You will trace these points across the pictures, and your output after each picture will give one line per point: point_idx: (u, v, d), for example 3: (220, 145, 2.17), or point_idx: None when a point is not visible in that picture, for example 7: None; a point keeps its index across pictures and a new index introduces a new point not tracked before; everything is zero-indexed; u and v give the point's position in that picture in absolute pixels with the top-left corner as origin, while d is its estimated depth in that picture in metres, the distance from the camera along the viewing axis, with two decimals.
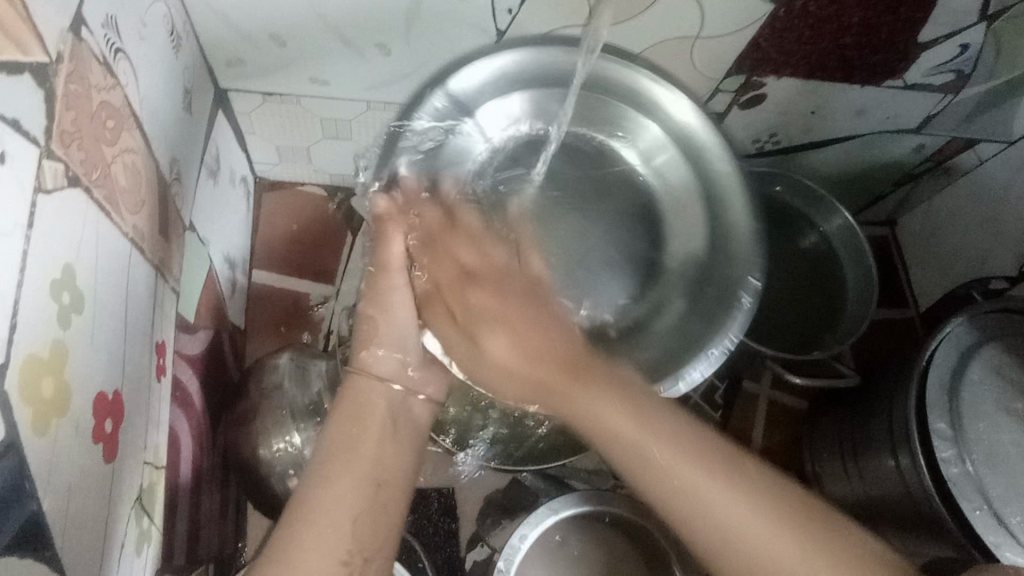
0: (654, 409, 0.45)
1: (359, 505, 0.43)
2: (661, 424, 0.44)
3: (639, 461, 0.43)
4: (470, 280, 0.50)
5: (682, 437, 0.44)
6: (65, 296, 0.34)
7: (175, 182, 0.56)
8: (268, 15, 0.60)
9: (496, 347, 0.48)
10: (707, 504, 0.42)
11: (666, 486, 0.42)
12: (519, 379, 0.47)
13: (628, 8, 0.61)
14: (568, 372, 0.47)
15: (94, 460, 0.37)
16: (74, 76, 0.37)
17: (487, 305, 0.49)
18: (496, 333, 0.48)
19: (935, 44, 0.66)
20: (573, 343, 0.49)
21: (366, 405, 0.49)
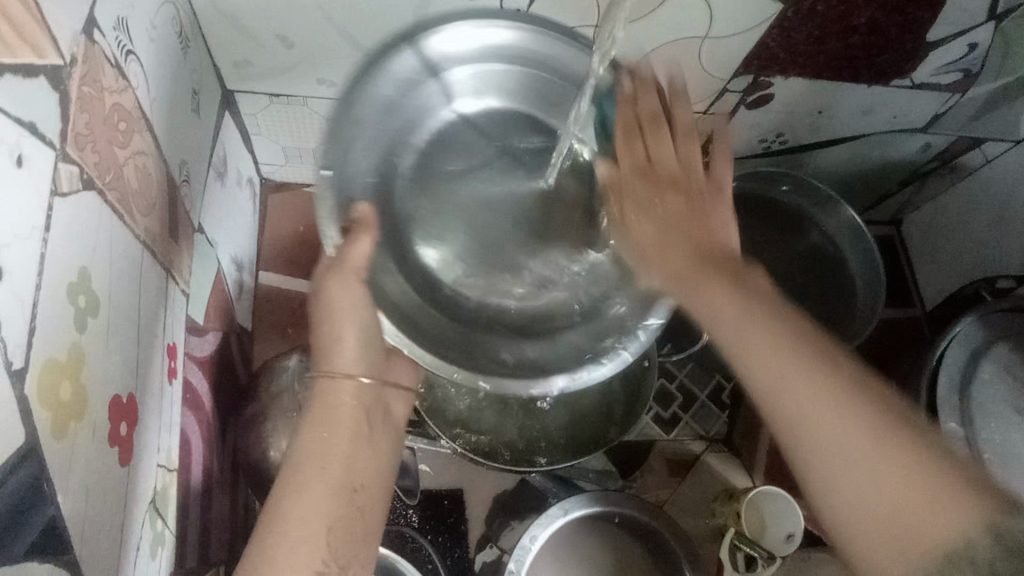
0: (806, 352, 0.37)
1: (333, 512, 0.41)
2: (814, 355, 0.37)
3: (738, 339, 0.39)
4: (659, 121, 0.48)
5: (781, 325, 0.39)
6: (81, 300, 0.34)
7: (184, 184, 0.56)
8: (276, 16, 0.60)
9: (649, 172, 0.48)
10: (804, 412, 0.35)
11: (766, 373, 0.37)
12: (655, 245, 0.46)
13: (638, 9, 0.61)
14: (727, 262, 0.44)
15: (110, 463, 0.37)
16: (87, 78, 0.37)
17: (648, 209, 0.47)
18: (638, 181, 0.48)
19: (943, 43, 0.66)
20: (717, 229, 0.47)
21: (335, 404, 0.47)
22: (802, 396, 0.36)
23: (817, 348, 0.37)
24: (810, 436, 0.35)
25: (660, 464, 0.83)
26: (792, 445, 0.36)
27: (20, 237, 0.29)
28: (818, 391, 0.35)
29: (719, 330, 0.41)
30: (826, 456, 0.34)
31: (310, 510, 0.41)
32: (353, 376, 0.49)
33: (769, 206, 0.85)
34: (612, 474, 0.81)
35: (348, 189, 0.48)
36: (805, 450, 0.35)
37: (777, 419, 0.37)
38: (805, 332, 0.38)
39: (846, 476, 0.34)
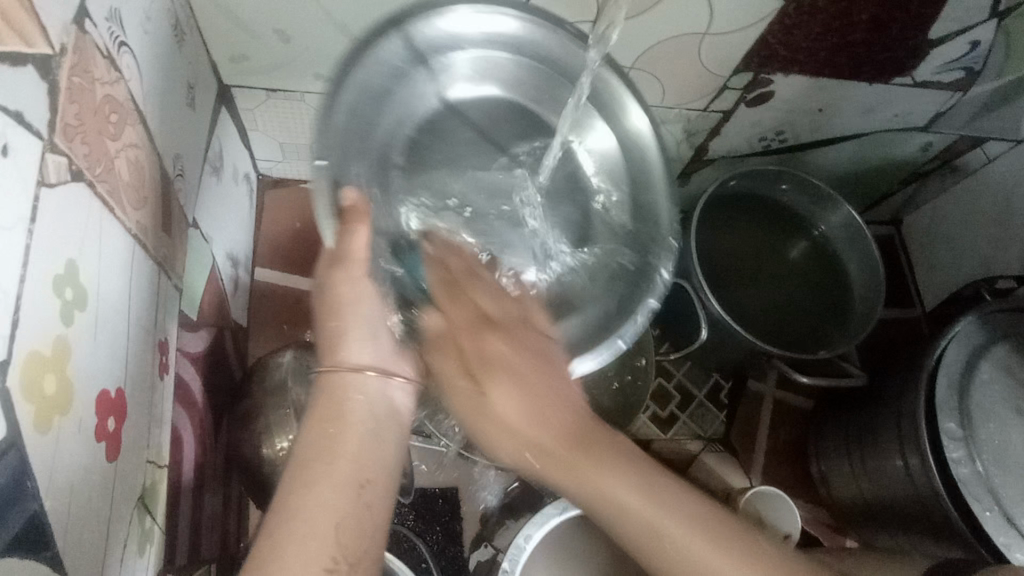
0: (609, 449, 0.43)
1: (340, 510, 0.39)
2: (606, 449, 0.44)
3: (571, 463, 0.43)
4: (490, 378, 0.45)
5: (605, 445, 0.44)
6: (68, 292, 0.33)
7: (178, 179, 0.55)
8: (273, 10, 0.59)
9: (506, 411, 0.44)
10: (617, 504, 0.42)
11: (564, 469, 0.43)
12: (529, 428, 0.44)
13: (637, 4, 0.60)
14: (579, 445, 0.43)
15: (97, 459, 0.37)
16: (78, 69, 0.37)
17: (505, 392, 0.44)
18: (504, 395, 0.44)
19: (945, 41, 0.66)
20: (580, 409, 0.46)
21: (339, 396, 0.45)
22: (602, 498, 0.42)
23: (631, 452, 0.44)
24: (668, 537, 0.41)
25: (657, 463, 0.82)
26: (633, 543, 0.42)
27: (6, 227, 0.28)
28: (621, 482, 0.42)
29: (534, 442, 0.44)
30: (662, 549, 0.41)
31: (311, 514, 0.38)
32: (359, 368, 0.46)
33: (768, 205, 0.85)
34: None
35: (342, 176, 0.51)
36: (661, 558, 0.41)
37: (573, 489, 0.43)
38: (604, 436, 0.45)
39: (670, 547, 0.40)
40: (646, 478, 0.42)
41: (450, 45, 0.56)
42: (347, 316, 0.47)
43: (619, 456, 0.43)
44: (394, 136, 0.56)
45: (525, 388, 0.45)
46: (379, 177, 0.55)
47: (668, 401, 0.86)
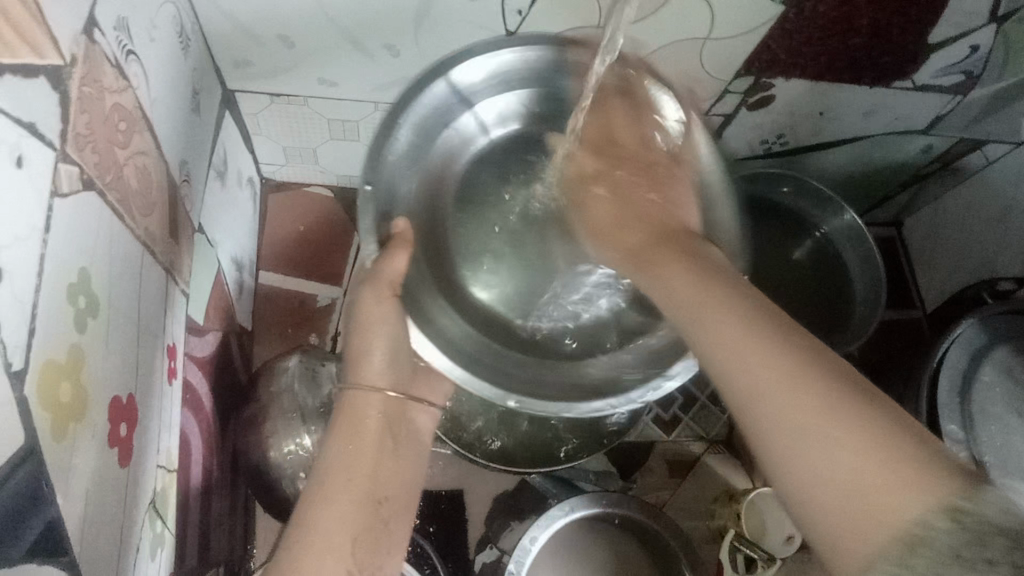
0: (813, 364, 0.35)
1: (360, 523, 0.43)
2: (761, 324, 0.38)
3: (695, 317, 0.41)
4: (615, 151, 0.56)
5: (774, 329, 0.38)
6: (80, 301, 0.34)
7: (184, 184, 0.56)
8: (277, 16, 0.60)
9: (597, 204, 0.56)
10: (779, 414, 0.35)
11: (691, 309, 0.42)
12: (607, 219, 0.55)
13: (640, 10, 0.60)
14: (671, 240, 0.49)
15: (110, 464, 0.37)
16: (89, 78, 0.37)
17: (619, 231, 0.53)
18: (600, 205, 0.55)
19: (945, 45, 0.66)
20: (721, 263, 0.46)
21: (360, 416, 0.49)
22: (779, 417, 0.35)
23: (843, 377, 0.35)
24: (794, 431, 0.34)
25: (660, 465, 0.83)
26: (735, 400, 0.37)
27: (20, 238, 0.29)
28: (834, 418, 0.33)
29: (675, 292, 0.44)
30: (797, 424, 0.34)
31: (340, 523, 0.42)
32: (378, 388, 0.51)
33: (770, 207, 0.85)
34: (612, 474, 0.81)
35: (389, 205, 0.53)
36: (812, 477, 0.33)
37: (730, 390, 0.37)
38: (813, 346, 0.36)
39: (813, 467, 0.33)
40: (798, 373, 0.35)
41: (484, 84, 0.55)
42: (375, 334, 0.51)
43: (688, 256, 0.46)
44: (441, 171, 0.57)
45: (652, 253, 0.49)
46: (431, 214, 0.57)
47: (671, 403, 0.85)
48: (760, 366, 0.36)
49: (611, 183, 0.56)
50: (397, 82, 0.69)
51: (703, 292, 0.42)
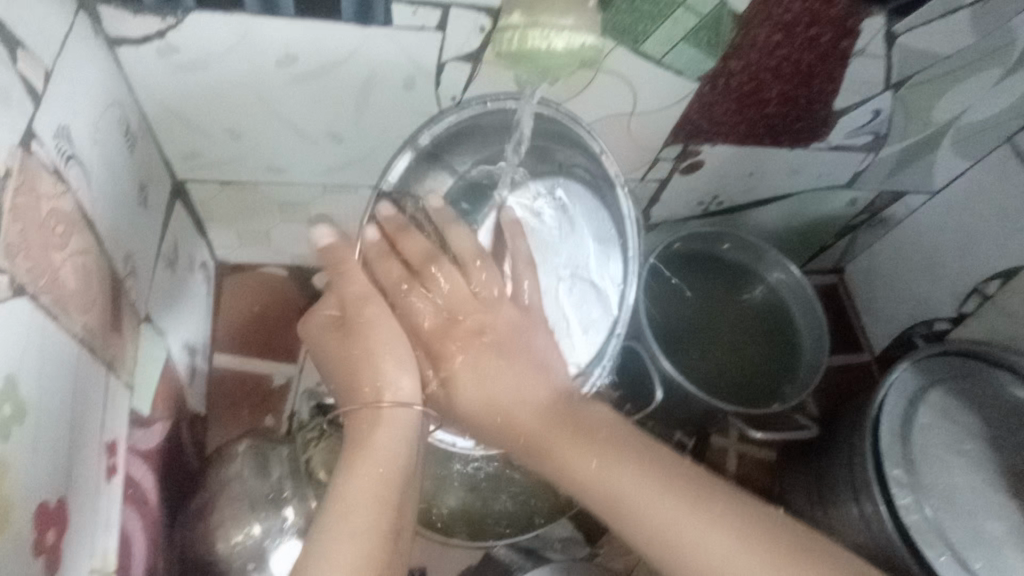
0: (681, 493, 0.50)
1: (370, 545, 0.45)
2: (641, 471, 0.51)
3: (610, 504, 0.51)
4: (456, 320, 0.55)
5: (676, 485, 0.50)
6: (6, 408, 0.34)
7: (130, 277, 0.56)
8: (223, 112, 0.62)
9: (501, 386, 0.54)
10: (680, 542, 0.49)
11: (610, 506, 0.51)
12: (493, 406, 0.54)
13: (567, 91, 0.65)
14: (566, 422, 0.53)
15: (35, 574, 0.36)
16: (23, 189, 0.38)
17: (499, 428, 0.54)
18: (473, 350, 0.55)
19: (851, 110, 0.72)
20: (557, 390, 0.55)
21: (380, 431, 0.51)
22: (677, 555, 0.49)
23: (712, 491, 0.50)
24: (715, 570, 0.48)
25: None
26: (657, 550, 0.49)
27: None
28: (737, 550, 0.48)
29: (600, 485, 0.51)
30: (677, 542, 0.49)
31: (352, 554, 0.45)
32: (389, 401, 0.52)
33: (714, 263, 0.88)
34: (578, 541, 0.80)
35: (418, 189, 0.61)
36: None
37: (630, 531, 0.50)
38: (737, 513, 0.49)
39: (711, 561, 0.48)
40: (683, 497, 0.49)
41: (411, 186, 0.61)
42: (370, 349, 0.53)
43: (597, 436, 0.52)
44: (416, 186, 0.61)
45: (484, 389, 0.54)
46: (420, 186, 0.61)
47: None
48: (624, 485, 0.50)
49: (487, 350, 0.55)
50: (344, 166, 0.71)
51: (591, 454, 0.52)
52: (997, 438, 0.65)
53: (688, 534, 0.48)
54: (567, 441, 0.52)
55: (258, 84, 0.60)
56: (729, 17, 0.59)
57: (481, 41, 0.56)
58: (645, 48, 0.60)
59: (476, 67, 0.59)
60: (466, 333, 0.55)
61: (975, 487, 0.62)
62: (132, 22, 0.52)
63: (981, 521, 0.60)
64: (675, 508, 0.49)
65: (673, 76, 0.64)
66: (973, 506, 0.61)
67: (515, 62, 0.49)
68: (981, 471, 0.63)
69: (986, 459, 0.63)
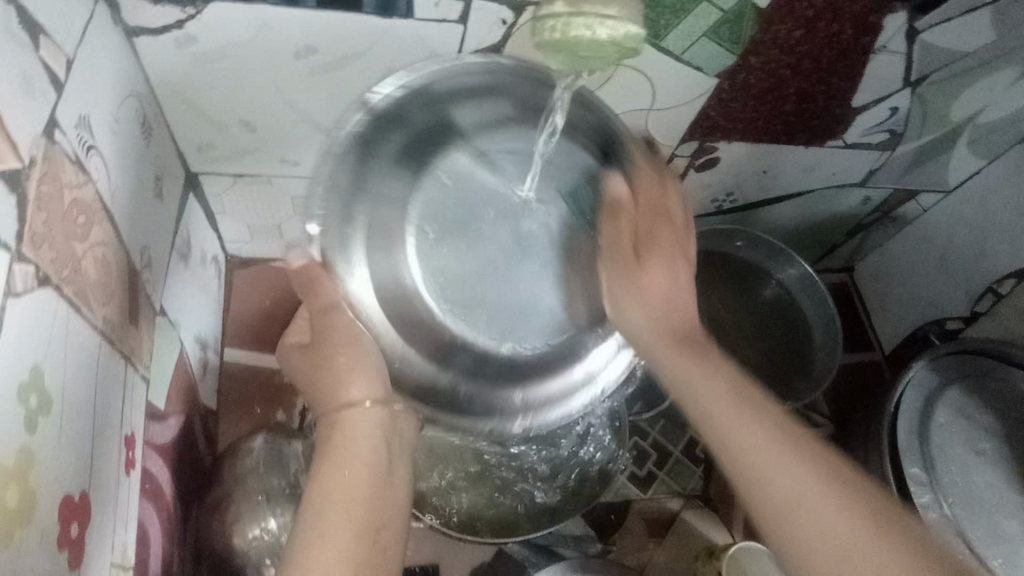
0: (811, 453, 0.40)
1: (357, 555, 0.41)
2: (749, 403, 0.44)
3: (729, 427, 0.43)
4: (641, 263, 0.53)
5: (807, 452, 0.40)
6: (32, 399, 0.34)
7: (146, 269, 0.56)
8: (239, 104, 0.62)
9: (653, 285, 0.52)
10: (799, 492, 0.39)
11: (722, 428, 0.43)
12: (659, 297, 0.52)
13: (585, 85, 0.64)
14: (676, 340, 0.50)
15: (59, 568, 0.36)
16: (47, 178, 0.38)
17: (637, 287, 0.53)
18: (658, 271, 0.52)
19: (868, 108, 0.72)
20: (687, 320, 0.52)
21: (348, 440, 0.48)
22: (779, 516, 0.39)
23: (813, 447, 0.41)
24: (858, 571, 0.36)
25: (639, 525, 0.82)
26: (764, 517, 0.40)
27: None
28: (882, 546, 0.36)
29: (731, 434, 0.43)
30: (803, 513, 0.39)
31: (330, 555, 0.41)
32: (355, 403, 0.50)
33: (726, 261, 0.88)
34: (591, 538, 0.80)
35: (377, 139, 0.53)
36: None
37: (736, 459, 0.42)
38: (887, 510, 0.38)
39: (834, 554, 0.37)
40: (802, 451, 0.41)
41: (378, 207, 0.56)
42: (339, 352, 0.52)
43: (710, 357, 0.48)
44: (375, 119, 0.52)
45: (631, 275, 0.53)
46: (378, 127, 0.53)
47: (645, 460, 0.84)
48: (746, 438, 0.42)
49: (662, 222, 0.53)
50: None
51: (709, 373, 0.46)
52: (1014, 437, 0.64)
53: (808, 521, 0.38)
54: (693, 365, 0.47)
55: (275, 76, 0.59)
56: (751, 12, 0.58)
57: (501, 35, 0.56)
58: (665, 43, 0.60)
59: None
60: (659, 259, 0.52)
61: (993, 486, 0.61)
62: (150, 12, 0.51)
63: (999, 520, 0.60)
64: (804, 476, 0.39)
65: (692, 71, 0.64)
66: (991, 504, 0.60)
67: (556, 50, 0.49)
68: (998, 470, 0.62)
69: (1004, 458, 0.63)
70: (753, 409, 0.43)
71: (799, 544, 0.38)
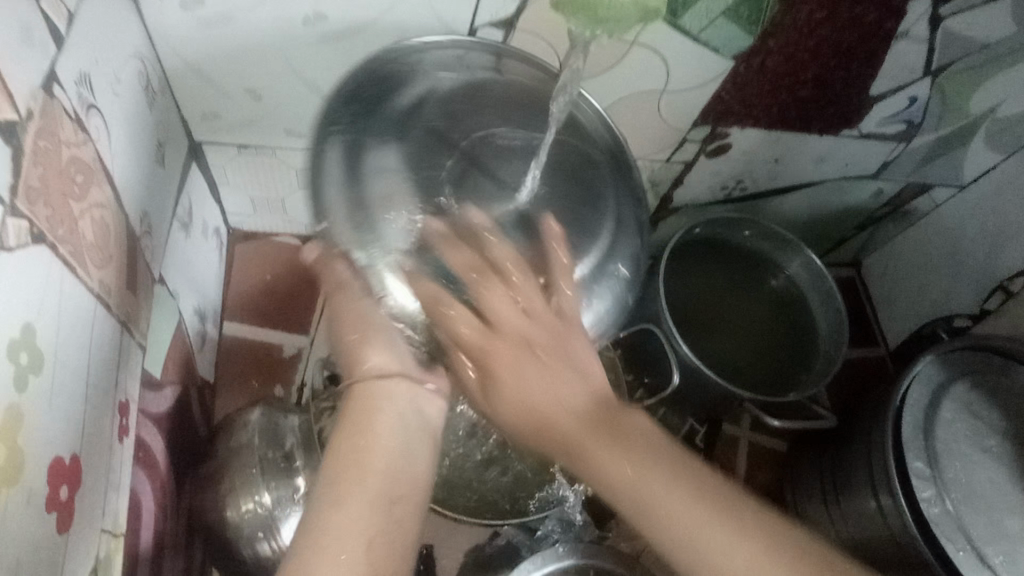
0: (691, 473, 0.44)
1: (371, 526, 0.40)
2: (623, 440, 0.44)
3: (627, 485, 0.43)
4: (495, 373, 0.46)
5: (697, 478, 0.43)
6: (22, 357, 0.33)
7: (145, 236, 0.55)
8: (244, 71, 0.61)
9: (538, 386, 0.45)
10: (683, 532, 0.42)
11: (615, 488, 0.44)
12: (543, 399, 0.45)
13: (599, 63, 0.63)
14: (609, 421, 0.45)
15: (48, 530, 0.35)
16: (44, 132, 0.37)
17: (535, 430, 0.45)
18: (509, 374, 0.45)
19: (886, 97, 0.70)
20: (593, 392, 0.46)
21: (364, 417, 0.45)
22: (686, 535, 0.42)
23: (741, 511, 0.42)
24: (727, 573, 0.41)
25: None
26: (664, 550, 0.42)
27: None
28: None
29: (616, 484, 0.44)
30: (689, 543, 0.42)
31: (351, 525, 0.40)
32: (385, 374, 0.48)
33: (733, 250, 0.87)
34: (586, 523, 0.79)
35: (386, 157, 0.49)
36: None
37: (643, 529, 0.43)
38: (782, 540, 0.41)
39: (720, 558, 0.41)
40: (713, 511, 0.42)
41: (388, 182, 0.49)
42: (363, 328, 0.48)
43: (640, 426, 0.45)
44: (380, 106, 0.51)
45: (516, 346, 0.45)
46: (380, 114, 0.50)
47: None
48: (660, 490, 0.43)
49: (515, 311, 0.46)
50: None
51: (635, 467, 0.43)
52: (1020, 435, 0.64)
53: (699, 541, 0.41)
54: (544, 360, 0.46)
55: (282, 43, 0.58)
56: None
57: (516, 8, 0.54)
58: (682, 22, 0.59)
59: (508, 34, 0.57)
60: (515, 343, 0.45)
61: (997, 484, 0.61)
62: None
63: (1001, 518, 0.59)
64: (722, 536, 0.41)
65: (709, 52, 0.63)
66: (993, 502, 0.60)
67: (576, 10, 0.46)
68: (1002, 468, 0.61)
69: (1008, 456, 0.62)
70: (654, 448, 0.44)
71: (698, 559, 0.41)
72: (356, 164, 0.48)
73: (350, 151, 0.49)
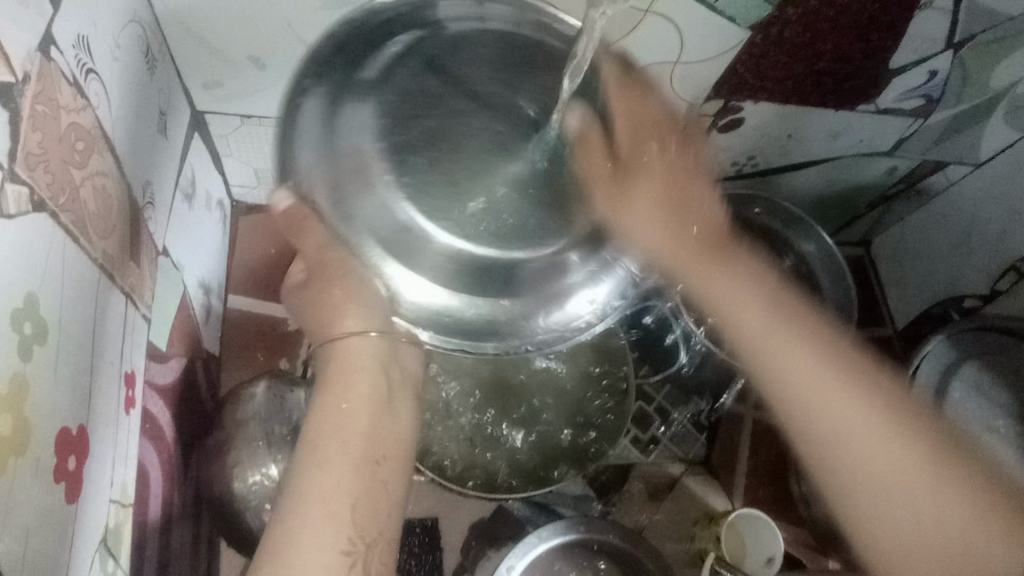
0: (867, 388, 0.44)
1: (359, 487, 0.40)
2: (783, 309, 0.49)
3: (760, 348, 0.48)
4: (629, 165, 0.48)
5: (820, 335, 0.47)
6: (27, 327, 0.32)
7: (148, 206, 0.54)
8: (247, 37, 0.59)
9: (638, 206, 0.48)
10: (861, 461, 0.43)
11: (758, 350, 0.48)
12: (660, 210, 0.48)
13: (612, 33, 0.61)
14: (671, 204, 0.48)
15: (56, 500, 0.35)
16: (42, 96, 0.36)
17: (616, 177, 0.49)
18: (646, 179, 0.48)
19: (906, 70, 0.68)
20: (707, 215, 0.49)
21: (351, 384, 0.45)
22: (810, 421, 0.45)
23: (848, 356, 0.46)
24: (829, 412, 0.44)
25: (639, 488, 0.81)
26: (776, 401, 0.47)
27: None
28: (869, 419, 0.43)
29: (739, 322, 0.49)
30: (813, 396, 0.45)
31: (335, 490, 0.40)
32: (361, 332, 0.47)
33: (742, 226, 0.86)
34: (591, 498, 0.80)
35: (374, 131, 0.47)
36: (850, 457, 0.43)
37: (772, 394, 0.47)
38: (866, 370, 0.45)
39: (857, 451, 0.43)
40: (802, 328, 0.48)
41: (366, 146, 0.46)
42: (346, 294, 0.47)
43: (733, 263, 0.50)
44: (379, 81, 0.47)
45: (649, 209, 0.48)
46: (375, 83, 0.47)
47: (647, 424, 0.81)
48: (752, 320, 0.48)
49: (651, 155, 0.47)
50: None
51: (741, 279, 0.50)
52: None
53: (788, 365, 0.46)
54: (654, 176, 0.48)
55: (286, 8, 0.56)
56: None
57: None
58: None
59: None
60: (648, 173, 0.48)
61: (1005, 464, 0.60)
62: None
63: None
64: (824, 377, 0.45)
65: (725, 22, 0.61)
66: None
67: None
68: (1011, 449, 0.61)
69: (1017, 437, 0.62)
70: (778, 289, 0.50)
71: (786, 397, 0.46)
72: (332, 124, 0.45)
73: (330, 107, 0.45)
